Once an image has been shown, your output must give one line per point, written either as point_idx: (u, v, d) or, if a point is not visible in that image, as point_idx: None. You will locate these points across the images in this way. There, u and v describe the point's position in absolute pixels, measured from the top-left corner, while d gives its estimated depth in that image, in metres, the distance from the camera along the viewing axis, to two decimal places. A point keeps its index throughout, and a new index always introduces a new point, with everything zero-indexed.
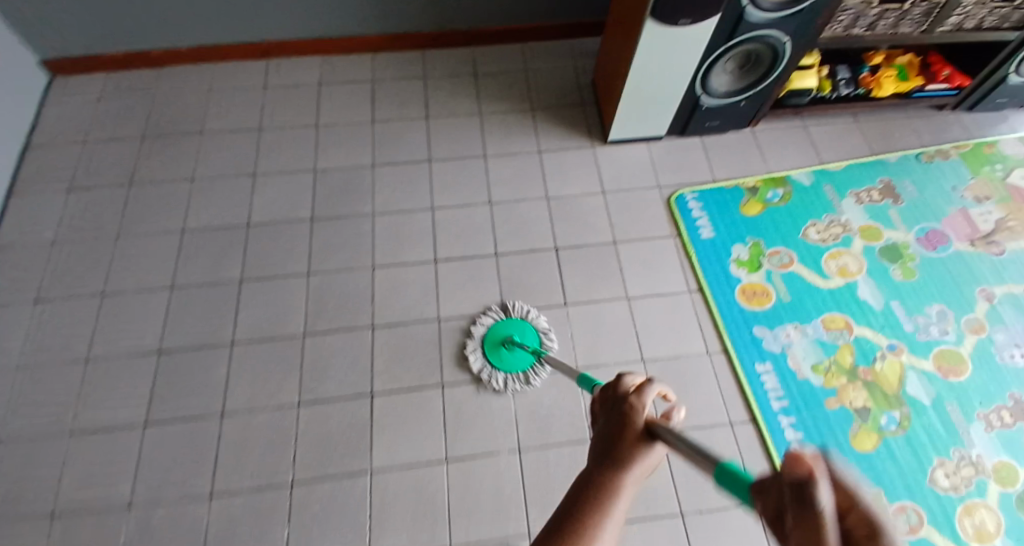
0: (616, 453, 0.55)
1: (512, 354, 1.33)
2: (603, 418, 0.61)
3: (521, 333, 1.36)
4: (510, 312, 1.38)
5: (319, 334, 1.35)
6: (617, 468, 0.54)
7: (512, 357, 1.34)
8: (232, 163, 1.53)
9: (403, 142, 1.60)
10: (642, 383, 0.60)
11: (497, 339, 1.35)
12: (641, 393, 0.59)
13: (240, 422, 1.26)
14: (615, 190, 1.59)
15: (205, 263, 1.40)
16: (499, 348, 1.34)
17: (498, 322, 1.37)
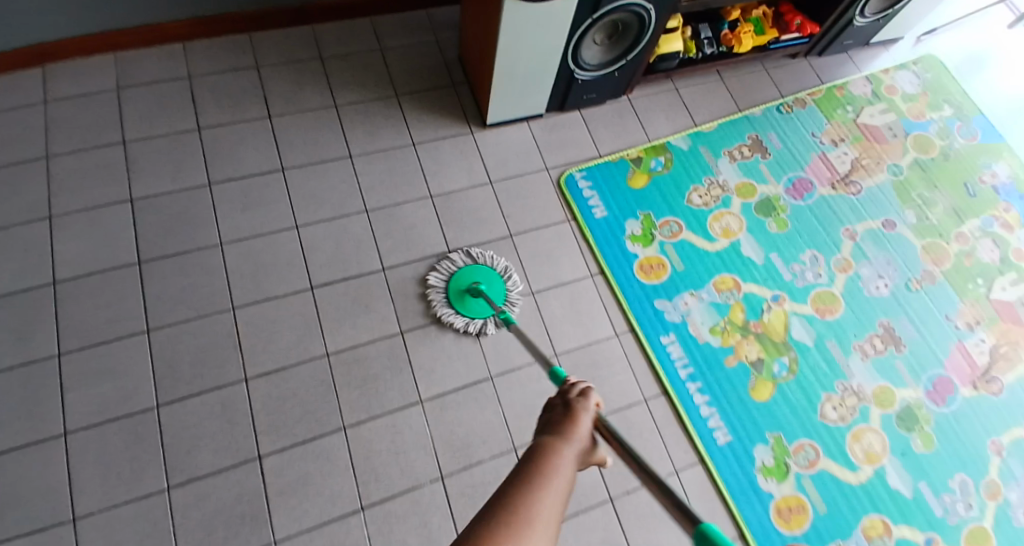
0: (560, 432, 0.51)
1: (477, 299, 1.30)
2: (545, 417, 0.56)
3: (489, 282, 1.33)
4: (480, 259, 1.35)
5: (179, 401, 1.11)
6: (565, 442, 0.49)
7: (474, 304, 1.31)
8: (21, 205, 1.20)
9: (248, 150, 1.35)
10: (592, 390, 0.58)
11: (462, 287, 1.31)
12: (590, 398, 0.58)
13: (91, 530, 1.00)
14: (501, 178, 1.47)
15: (6, 340, 1.09)
16: (464, 296, 1.31)
17: (463, 267, 1.33)
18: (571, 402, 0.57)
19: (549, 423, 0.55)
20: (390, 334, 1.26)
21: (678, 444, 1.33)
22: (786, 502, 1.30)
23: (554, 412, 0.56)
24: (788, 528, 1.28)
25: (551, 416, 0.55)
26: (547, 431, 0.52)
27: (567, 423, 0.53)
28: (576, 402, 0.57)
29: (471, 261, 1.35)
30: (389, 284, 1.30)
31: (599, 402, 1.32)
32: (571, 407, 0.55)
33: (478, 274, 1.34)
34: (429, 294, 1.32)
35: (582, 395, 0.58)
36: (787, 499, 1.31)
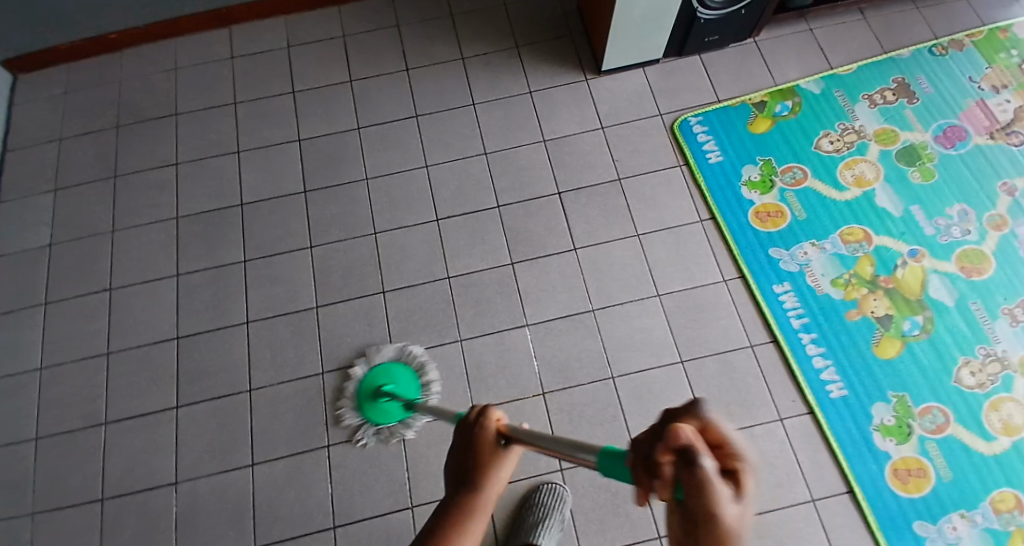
0: (473, 475, 0.59)
1: (388, 403, 1.25)
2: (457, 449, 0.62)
3: (395, 379, 1.27)
4: (404, 356, 1.29)
5: (330, 305, 1.34)
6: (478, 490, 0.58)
7: (389, 406, 1.25)
8: (214, 142, 1.47)
9: (386, 98, 1.53)
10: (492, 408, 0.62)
11: (372, 388, 1.27)
12: (488, 413, 0.62)
13: (269, 395, 1.28)
14: (615, 123, 1.51)
15: (204, 248, 1.38)
16: (374, 398, 1.25)
17: (377, 366, 1.29)
18: (474, 426, 0.61)
19: (461, 453, 0.61)
20: (502, 265, 1.38)
21: (786, 394, 1.28)
22: (904, 464, 1.21)
23: (459, 440, 0.62)
24: (904, 491, 1.20)
25: (461, 446, 0.62)
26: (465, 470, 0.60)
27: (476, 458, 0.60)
28: (477, 427, 0.61)
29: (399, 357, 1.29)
30: (503, 219, 1.41)
31: (701, 342, 1.32)
32: (474, 435, 0.61)
33: (393, 373, 1.28)
34: (538, 231, 1.40)
35: (483, 415, 0.62)
36: (906, 460, 1.22)
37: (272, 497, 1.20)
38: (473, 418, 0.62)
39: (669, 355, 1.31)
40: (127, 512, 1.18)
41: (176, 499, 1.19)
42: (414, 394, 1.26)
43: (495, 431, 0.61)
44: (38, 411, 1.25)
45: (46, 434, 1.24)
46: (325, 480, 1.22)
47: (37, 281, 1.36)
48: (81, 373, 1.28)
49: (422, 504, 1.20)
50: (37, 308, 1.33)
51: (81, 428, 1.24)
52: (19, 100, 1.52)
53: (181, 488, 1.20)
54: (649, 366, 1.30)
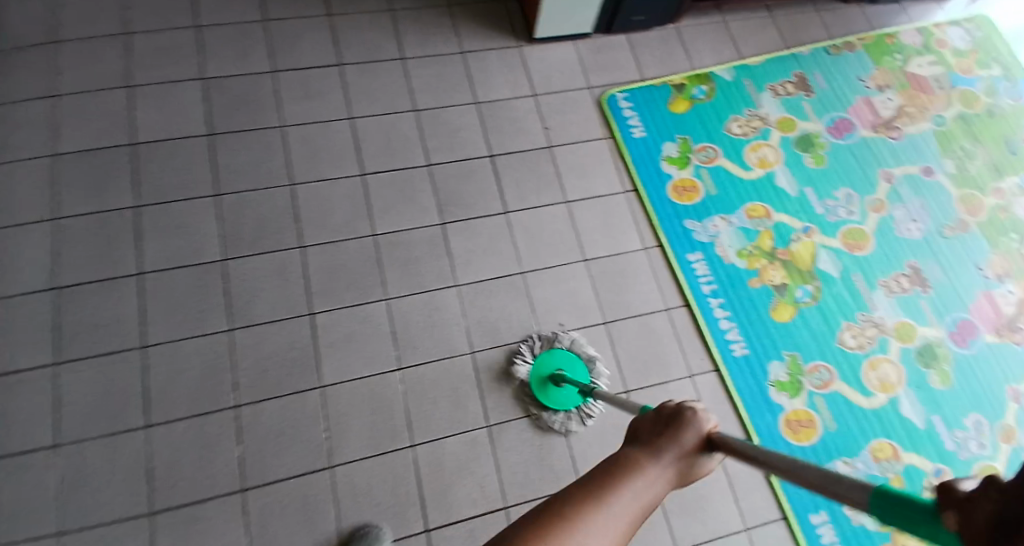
0: (653, 446, 0.42)
1: (562, 389, 1.22)
2: (642, 420, 0.47)
3: (573, 369, 1.25)
4: (563, 346, 1.26)
5: (243, 259, 1.23)
6: (648, 461, 0.40)
7: (562, 391, 1.22)
8: (106, 74, 1.31)
9: (307, 44, 1.44)
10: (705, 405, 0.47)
11: (546, 376, 1.23)
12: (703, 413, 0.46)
13: (168, 350, 1.14)
14: (546, 92, 1.50)
15: (94, 189, 1.22)
16: (548, 386, 1.22)
17: (541, 352, 1.25)
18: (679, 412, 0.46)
19: (643, 426, 0.46)
20: (432, 225, 1.34)
21: (696, 353, 1.37)
22: (796, 416, 1.34)
23: (645, 419, 0.47)
24: (796, 439, 1.32)
25: (654, 419, 0.46)
26: (638, 445, 0.43)
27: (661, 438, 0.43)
28: (683, 412, 0.46)
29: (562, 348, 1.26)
30: (433, 178, 1.38)
31: (624, 305, 1.36)
32: (679, 418, 0.45)
33: (556, 362, 1.25)
34: (466, 193, 1.38)
35: (694, 407, 0.46)
36: (798, 412, 1.34)
37: (172, 460, 1.07)
38: (681, 404, 0.47)
39: (593, 316, 1.34)
40: None
41: (48, 468, 1.03)
42: (586, 379, 1.24)
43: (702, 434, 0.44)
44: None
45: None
46: (230, 445, 1.09)
47: None
48: None
49: (343, 464, 1.12)
50: None
51: None
52: None
53: (59, 454, 1.04)
54: (571, 326, 1.31)
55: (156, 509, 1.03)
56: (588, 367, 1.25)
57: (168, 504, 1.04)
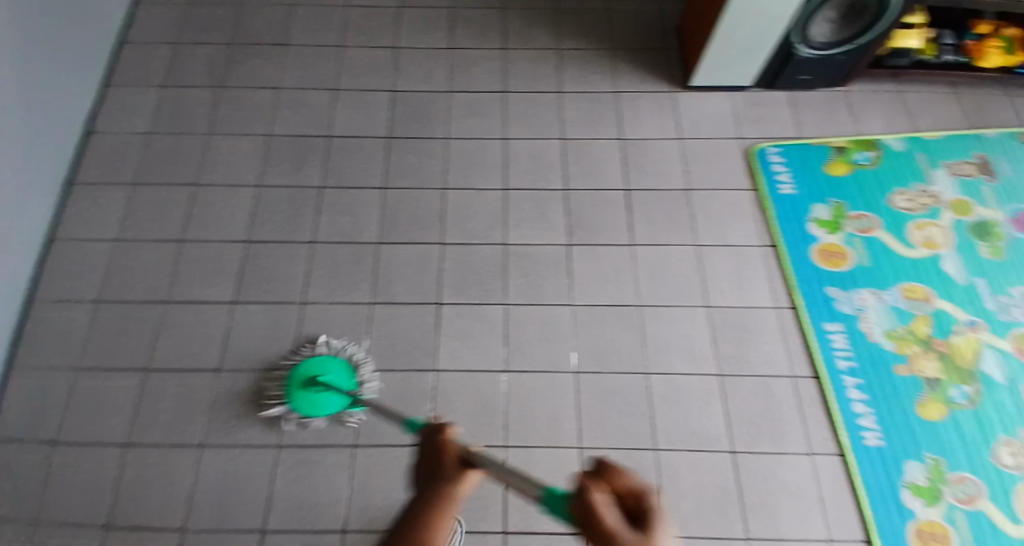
0: (436, 479, 0.62)
1: (319, 394, 1.17)
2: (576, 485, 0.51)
3: (330, 371, 1.20)
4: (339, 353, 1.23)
5: (392, 245, 1.38)
6: (437, 493, 0.61)
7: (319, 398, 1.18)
8: (316, 77, 1.55)
9: (480, 71, 1.59)
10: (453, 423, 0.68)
11: (304, 378, 1.19)
12: (449, 428, 0.67)
13: (319, 311, 1.29)
14: (694, 137, 1.51)
15: (288, 166, 1.42)
16: (306, 388, 1.18)
17: (308, 358, 1.21)
18: (437, 435, 0.66)
19: (424, 458, 0.65)
20: (558, 244, 1.39)
21: (820, 431, 1.25)
22: (930, 527, 1.16)
23: (425, 441, 0.66)
24: None
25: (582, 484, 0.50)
26: (434, 478, 0.63)
27: (443, 472, 0.62)
28: (435, 432, 0.66)
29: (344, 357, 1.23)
30: (568, 203, 1.44)
31: (742, 361, 1.29)
32: (436, 441, 0.65)
33: (320, 366, 1.21)
34: (599, 221, 1.41)
35: (444, 426, 0.67)
36: (932, 524, 1.16)
37: None
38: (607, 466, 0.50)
39: (707, 366, 1.28)
40: (163, 390, 1.20)
41: (213, 387, 1.21)
42: (348, 385, 1.20)
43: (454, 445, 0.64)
44: (103, 277, 1.30)
45: (107, 300, 1.28)
46: None
47: (129, 163, 1.40)
48: (151, 256, 1.31)
49: None
50: (126, 187, 1.38)
51: (138, 305, 1.27)
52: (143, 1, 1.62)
53: (222, 377, 1.22)
54: (683, 372, 1.27)
55: (285, 442, 1.17)
56: (355, 376, 1.21)
57: (292, 443, 1.17)
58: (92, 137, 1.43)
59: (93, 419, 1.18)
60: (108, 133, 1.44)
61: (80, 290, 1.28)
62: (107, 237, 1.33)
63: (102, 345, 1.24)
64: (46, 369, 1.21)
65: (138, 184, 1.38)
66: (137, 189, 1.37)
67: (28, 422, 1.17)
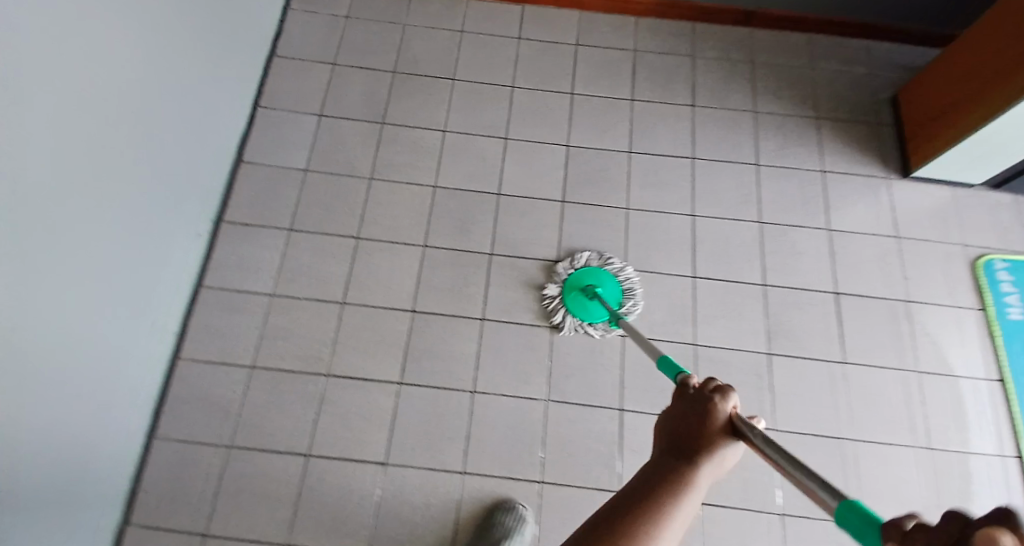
0: (694, 448, 0.45)
1: (592, 303, 1.23)
2: (671, 402, 0.51)
3: (605, 285, 1.24)
4: (602, 263, 1.26)
5: (568, 331, 1.24)
6: (680, 468, 0.44)
7: (592, 306, 1.24)
8: (486, 123, 1.42)
9: (665, 129, 1.42)
10: (727, 385, 0.50)
11: (580, 285, 1.25)
12: (727, 394, 0.50)
13: (490, 402, 1.20)
14: (908, 237, 1.33)
15: (457, 226, 1.33)
16: (581, 296, 1.24)
17: (580, 267, 1.26)
18: (706, 393, 0.50)
19: (674, 413, 0.49)
20: (758, 353, 1.23)
21: None
22: None
23: (678, 400, 0.51)
24: None
25: (681, 399, 0.50)
26: (680, 448, 0.46)
27: (699, 429, 0.47)
28: (711, 394, 0.49)
29: (598, 264, 1.27)
30: (766, 302, 1.27)
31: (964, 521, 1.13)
32: (704, 401, 0.49)
33: (592, 276, 1.25)
34: (800, 328, 1.25)
35: (721, 389, 0.50)
36: None
37: (476, 516, 1.12)
38: (709, 390, 0.50)
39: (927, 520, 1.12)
40: (328, 476, 1.14)
41: (379, 483, 1.14)
42: (617, 302, 1.24)
43: (729, 413, 0.48)
44: (258, 340, 1.24)
45: (262, 366, 1.22)
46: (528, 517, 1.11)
47: (287, 206, 1.34)
48: (315, 317, 1.26)
49: None
50: (283, 230, 1.32)
51: (299, 374, 1.21)
52: (296, 9, 1.52)
53: (388, 473, 1.15)
54: None
55: None
56: (623, 292, 1.25)
57: None
58: (241, 167, 1.37)
59: (252, 499, 1.12)
60: (264, 169, 1.37)
61: (231, 354, 1.23)
62: (264, 289, 1.28)
63: (256, 419, 1.18)
64: (198, 442, 1.16)
65: (293, 231, 1.32)
66: (291, 234, 1.31)
67: (178, 501, 1.12)
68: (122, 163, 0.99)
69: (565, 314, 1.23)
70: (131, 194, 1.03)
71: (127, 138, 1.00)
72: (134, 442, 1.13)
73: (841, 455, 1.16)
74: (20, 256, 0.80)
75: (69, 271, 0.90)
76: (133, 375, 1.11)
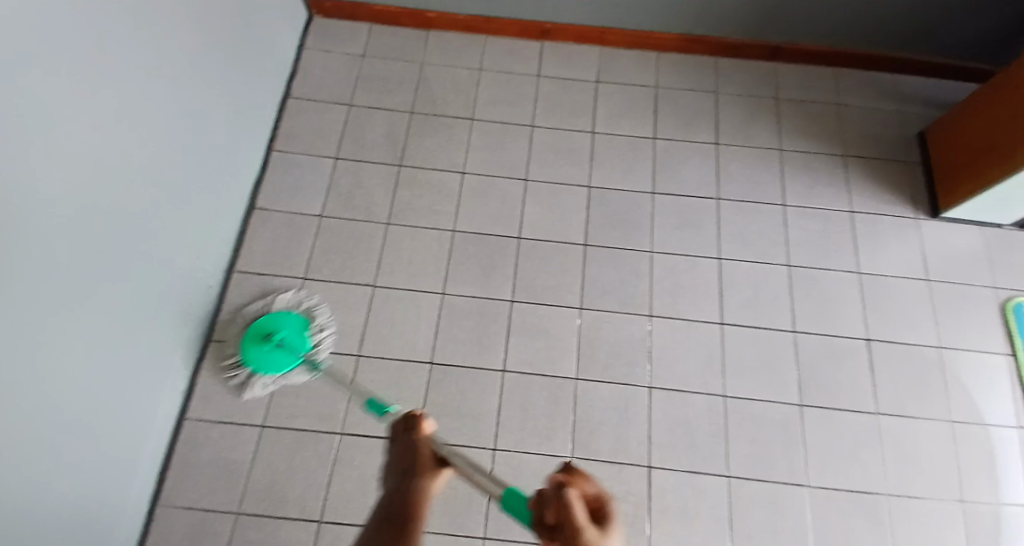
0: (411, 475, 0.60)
1: (274, 353, 1.17)
2: (392, 443, 0.65)
3: (287, 332, 1.19)
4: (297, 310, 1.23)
5: (592, 382, 1.21)
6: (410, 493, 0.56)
7: (273, 356, 1.17)
8: (506, 164, 1.40)
9: (688, 170, 1.39)
10: (430, 416, 0.68)
11: (261, 332, 1.19)
12: (424, 420, 0.67)
13: (512, 461, 1.15)
14: (940, 279, 1.30)
15: (476, 274, 1.30)
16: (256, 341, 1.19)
17: (272, 312, 1.22)
18: (409, 424, 0.66)
19: (394, 453, 0.64)
20: (789, 405, 1.20)
21: None
22: None
23: (393, 438, 0.66)
24: None
25: (398, 440, 0.65)
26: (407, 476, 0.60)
27: (420, 460, 0.62)
28: (410, 424, 0.66)
29: (291, 309, 1.24)
30: (796, 351, 1.24)
31: None
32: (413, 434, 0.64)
33: (281, 321, 1.21)
34: (831, 378, 1.22)
35: (421, 414, 0.67)
36: None
37: None
38: (406, 417, 0.67)
39: None
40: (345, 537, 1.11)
41: None
42: (304, 347, 1.19)
43: (428, 435, 0.65)
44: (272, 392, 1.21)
45: (276, 421, 1.19)
46: None
47: (302, 253, 1.32)
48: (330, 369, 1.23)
49: None
50: (298, 278, 1.29)
51: (316, 429, 1.19)
52: (312, 46, 1.51)
53: None
54: None
55: None
56: (309, 335, 1.21)
57: None
58: (255, 213, 1.35)
59: None
60: (279, 213, 1.35)
61: (245, 408, 1.20)
62: None
63: (271, 476, 1.15)
64: (204, 509, 1.12)
65: (308, 279, 1.29)
66: (307, 283, 1.29)
67: None
68: (130, 218, 0.97)
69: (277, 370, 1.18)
70: (140, 248, 1.01)
71: (136, 191, 0.98)
72: (143, 502, 1.10)
73: (877, 511, 1.12)
74: (15, 324, 0.76)
75: (73, 337, 0.88)
76: (141, 434, 1.08)
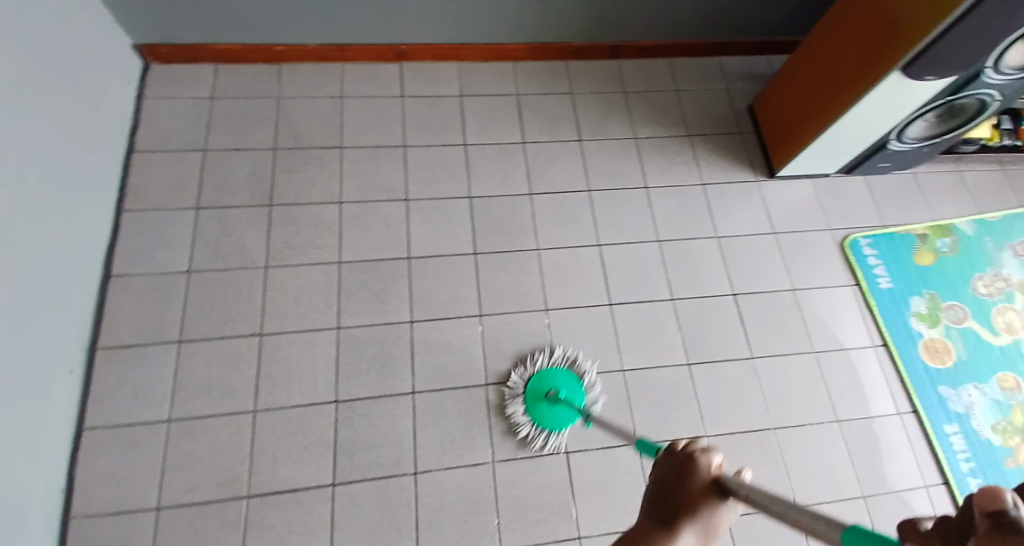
0: (672, 509, 0.52)
1: (558, 408, 1.20)
2: (660, 462, 0.57)
3: None
4: None
5: (501, 384, 1.23)
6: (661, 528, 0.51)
7: None
8: (382, 187, 1.39)
9: (558, 167, 1.46)
10: (711, 445, 0.55)
11: None
12: (706, 453, 0.54)
13: (435, 479, 1.15)
14: (786, 231, 1.46)
15: (368, 301, 1.28)
16: None
17: None
18: (686, 454, 0.55)
19: (659, 483, 0.55)
20: (678, 365, 1.29)
21: None
22: None
23: (664, 462, 0.56)
24: None
25: (669, 460, 0.56)
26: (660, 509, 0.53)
27: (681, 493, 0.52)
28: (685, 456, 0.54)
29: None
30: (679, 317, 1.34)
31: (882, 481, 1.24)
32: (686, 463, 0.54)
33: None
34: (714, 337, 1.32)
35: (698, 450, 0.54)
36: None
37: None
38: (685, 449, 0.55)
39: (851, 488, 1.23)
40: None
41: None
42: None
43: (710, 474, 0.53)
44: (161, 468, 1.11)
45: (172, 500, 1.09)
46: None
47: (174, 313, 1.23)
48: (226, 430, 1.15)
49: None
50: (173, 341, 1.20)
51: (219, 497, 1.10)
52: (152, 94, 1.41)
53: None
54: (828, 501, 1.21)
55: None
56: None
57: None
58: (113, 281, 1.24)
59: None
60: (141, 275, 1.25)
61: (134, 493, 1.09)
62: (161, 411, 1.15)
63: None
64: None
65: (185, 339, 1.21)
66: (185, 344, 1.20)
67: None
68: None
69: (525, 423, 1.18)
70: None
71: None
72: None
73: (769, 445, 1.24)
74: None
75: None
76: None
